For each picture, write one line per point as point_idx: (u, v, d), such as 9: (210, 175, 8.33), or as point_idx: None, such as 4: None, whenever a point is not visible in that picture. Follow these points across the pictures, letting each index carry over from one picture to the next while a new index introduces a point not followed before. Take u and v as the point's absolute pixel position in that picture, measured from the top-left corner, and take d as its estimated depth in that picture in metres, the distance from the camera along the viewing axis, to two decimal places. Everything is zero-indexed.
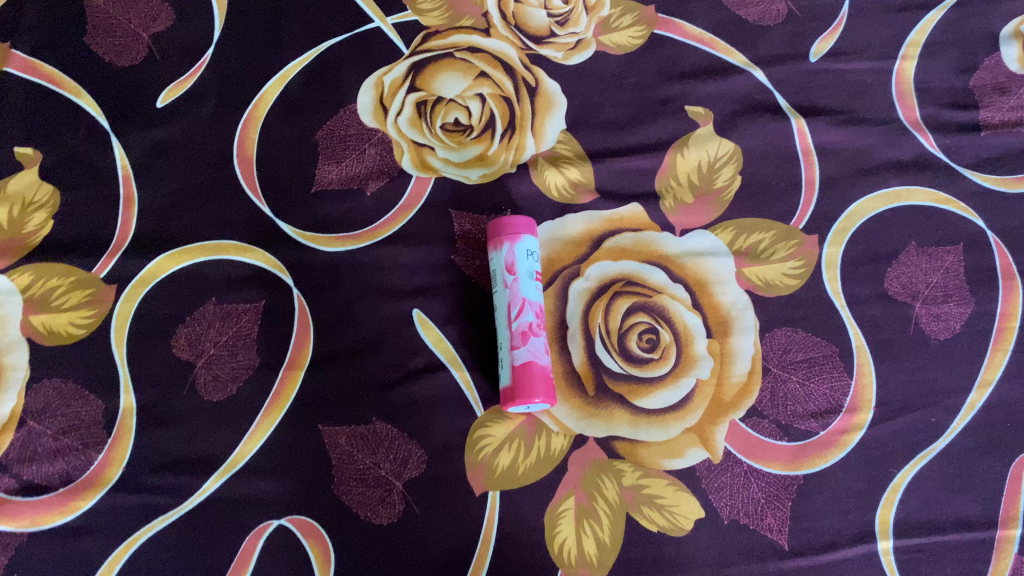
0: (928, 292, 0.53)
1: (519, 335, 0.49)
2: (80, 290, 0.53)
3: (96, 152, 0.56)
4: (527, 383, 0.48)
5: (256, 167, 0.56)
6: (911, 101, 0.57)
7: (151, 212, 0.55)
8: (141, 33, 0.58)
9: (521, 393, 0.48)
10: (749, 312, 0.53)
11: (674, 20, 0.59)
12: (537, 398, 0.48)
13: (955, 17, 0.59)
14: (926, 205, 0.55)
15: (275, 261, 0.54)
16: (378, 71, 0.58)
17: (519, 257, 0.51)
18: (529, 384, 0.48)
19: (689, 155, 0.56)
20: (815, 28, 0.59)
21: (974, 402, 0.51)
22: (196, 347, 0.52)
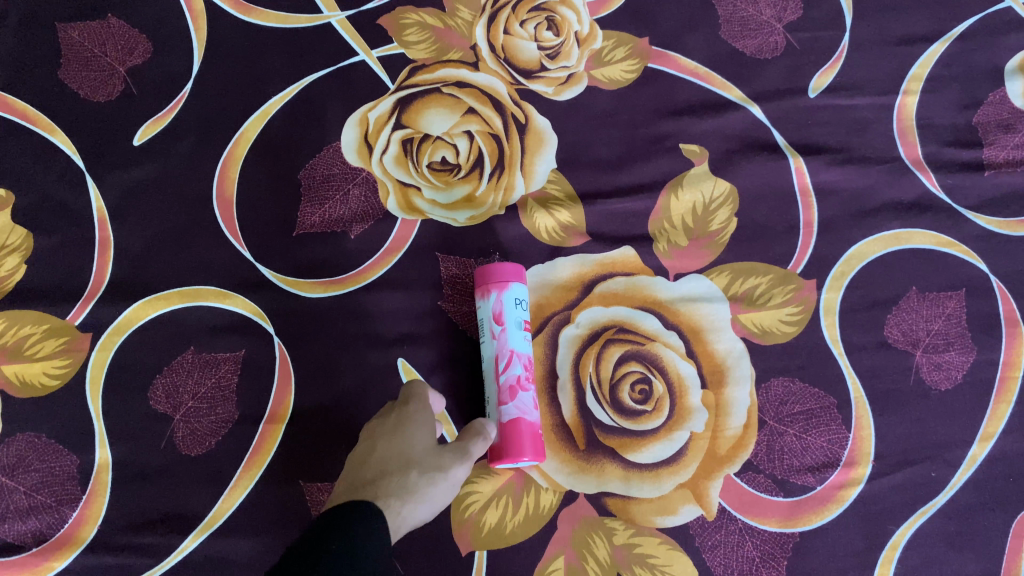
0: (929, 340, 0.52)
1: (507, 391, 0.47)
2: (54, 339, 0.51)
3: (71, 193, 0.54)
4: (515, 441, 0.46)
5: (236, 209, 0.54)
6: (913, 138, 0.56)
7: (128, 256, 0.53)
8: (116, 66, 0.56)
9: (509, 452, 0.46)
10: (744, 361, 0.52)
11: (668, 53, 0.57)
12: (525, 456, 0.46)
13: (959, 50, 0.57)
14: (927, 248, 0.53)
15: (255, 307, 0.52)
16: (362, 107, 0.56)
17: (507, 306, 0.49)
18: (517, 444, 0.46)
19: (683, 196, 0.54)
20: (813, 62, 0.57)
21: (976, 456, 0.50)
22: (174, 399, 0.50)
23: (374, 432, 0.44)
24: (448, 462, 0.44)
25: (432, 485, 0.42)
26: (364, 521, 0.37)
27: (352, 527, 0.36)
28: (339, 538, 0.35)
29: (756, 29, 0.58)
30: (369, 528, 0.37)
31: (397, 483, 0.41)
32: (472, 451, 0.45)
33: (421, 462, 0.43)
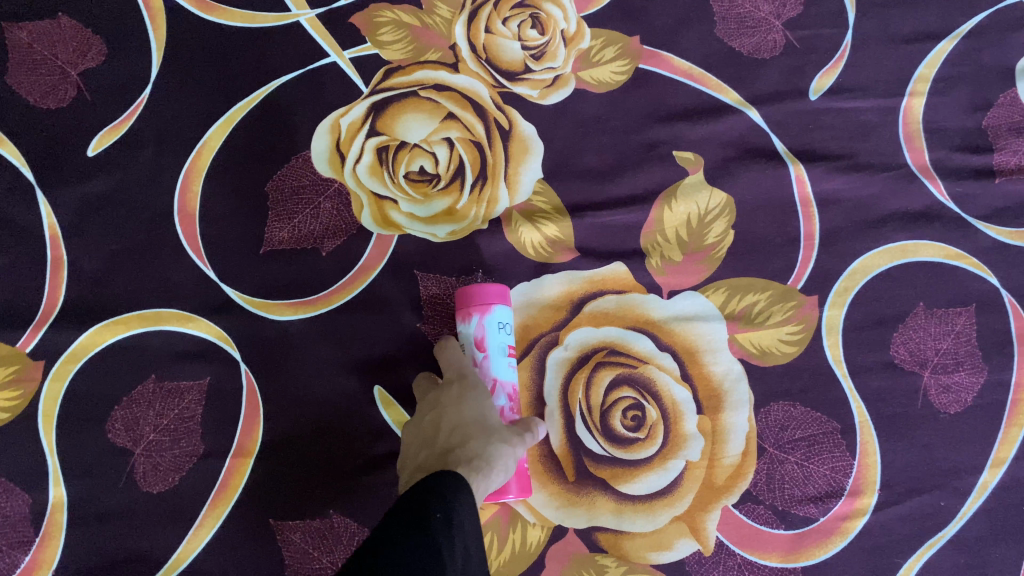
0: (937, 360, 0.49)
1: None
2: (3, 368, 0.48)
3: (21, 208, 0.50)
4: None
5: (199, 225, 0.50)
6: (920, 144, 0.52)
7: (82, 277, 0.49)
8: (69, 70, 0.53)
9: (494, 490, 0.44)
10: (743, 384, 0.49)
11: (660, 53, 0.54)
12: (511, 494, 0.44)
13: (968, 48, 0.54)
14: (935, 261, 0.50)
15: (220, 331, 0.49)
16: (334, 112, 0.52)
17: (487, 334, 0.45)
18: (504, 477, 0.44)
19: (677, 208, 0.51)
20: (814, 62, 0.54)
21: (987, 483, 0.47)
22: (134, 432, 0.47)
23: (439, 401, 0.44)
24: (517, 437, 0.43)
25: (509, 455, 0.41)
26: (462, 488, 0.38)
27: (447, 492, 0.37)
28: (438, 504, 0.36)
29: (753, 26, 0.54)
30: (463, 496, 0.37)
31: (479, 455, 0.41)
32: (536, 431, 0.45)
33: (493, 433, 0.42)
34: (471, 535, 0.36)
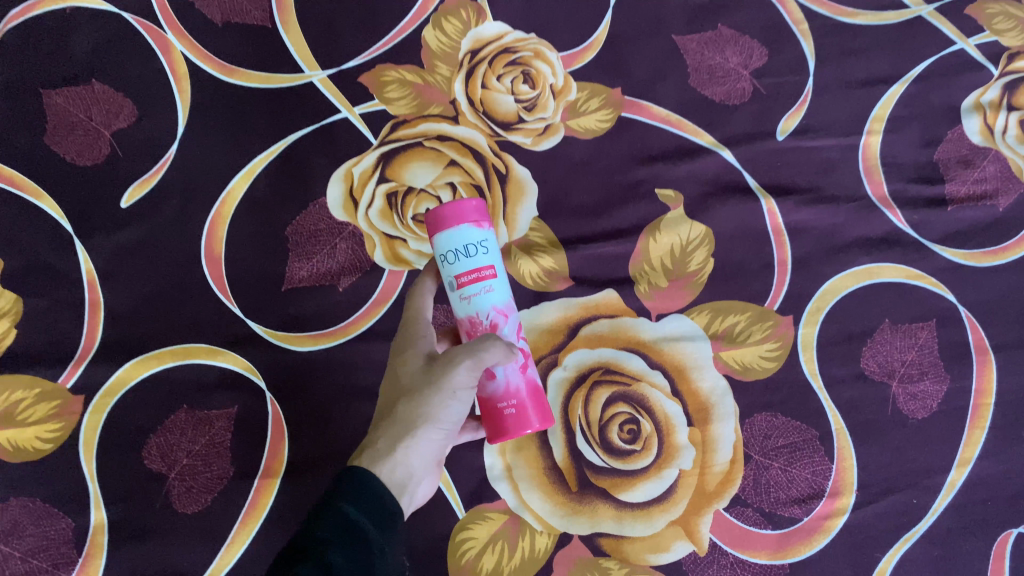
0: (904, 370, 0.53)
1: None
2: (46, 403, 0.51)
3: (59, 256, 0.55)
4: (517, 415, 0.43)
5: (225, 266, 0.55)
6: (878, 176, 0.58)
7: (117, 317, 0.54)
8: (103, 131, 0.58)
9: (515, 428, 0.43)
10: (728, 398, 0.53)
11: (640, 102, 0.59)
12: (533, 425, 0.44)
13: (917, 91, 0.60)
14: (897, 281, 0.56)
15: (247, 363, 0.53)
16: (346, 162, 0.57)
17: (441, 263, 0.43)
18: (501, 422, 0.43)
19: (661, 239, 0.56)
20: (779, 106, 0.59)
21: (955, 481, 0.51)
22: (168, 457, 0.50)
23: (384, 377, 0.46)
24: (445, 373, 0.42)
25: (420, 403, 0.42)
26: (352, 497, 0.38)
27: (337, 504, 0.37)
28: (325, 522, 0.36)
29: (723, 76, 0.60)
30: (355, 503, 0.38)
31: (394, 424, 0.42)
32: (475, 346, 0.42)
33: (414, 385, 0.43)
34: (369, 537, 0.36)
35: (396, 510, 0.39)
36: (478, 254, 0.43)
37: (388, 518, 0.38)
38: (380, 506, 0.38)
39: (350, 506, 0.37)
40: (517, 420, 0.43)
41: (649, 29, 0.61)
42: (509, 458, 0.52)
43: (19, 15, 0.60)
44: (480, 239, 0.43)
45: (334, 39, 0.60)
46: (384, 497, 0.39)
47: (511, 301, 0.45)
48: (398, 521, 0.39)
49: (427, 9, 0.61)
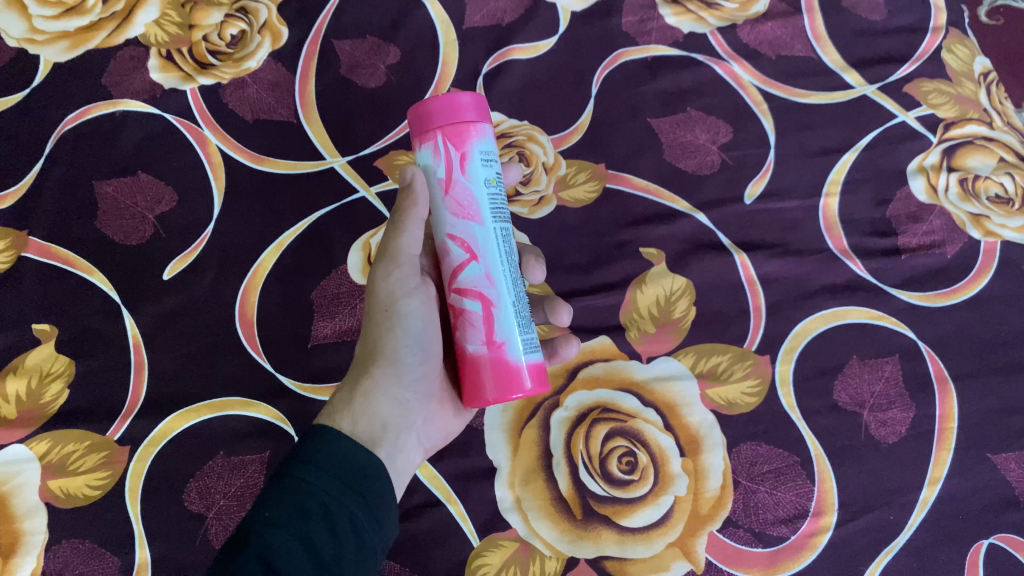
0: (873, 400, 0.59)
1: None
2: (95, 453, 0.57)
3: (109, 324, 0.61)
4: (505, 374, 0.43)
5: (257, 328, 0.61)
6: (838, 231, 0.65)
7: (160, 376, 0.60)
8: (147, 214, 0.65)
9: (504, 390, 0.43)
10: (716, 430, 0.58)
11: (623, 174, 0.67)
12: (523, 385, 0.44)
13: (867, 158, 0.68)
14: (862, 321, 0.62)
15: (278, 413, 0.58)
16: (364, 234, 0.64)
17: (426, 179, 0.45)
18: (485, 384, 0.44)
19: (647, 291, 0.63)
20: (746, 174, 0.67)
21: (927, 498, 0.56)
22: (207, 499, 0.55)
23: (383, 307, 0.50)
24: (375, 294, 0.47)
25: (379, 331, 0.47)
26: (311, 467, 0.41)
27: (297, 479, 0.40)
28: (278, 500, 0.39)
29: (695, 151, 0.68)
30: (312, 476, 0.40)
31: (356, 371, 0.48)
32: (381, 260, 0.46)
33: (374, 312, 0.47)
34: (324, 502, 0.39)
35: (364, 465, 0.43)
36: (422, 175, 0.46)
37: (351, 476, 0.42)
38: (342, 467, 0.42)
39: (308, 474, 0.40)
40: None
41: (627, 114, 0.70)
42: (518, 491, 0.57)
43: (76, 118, 0.68)
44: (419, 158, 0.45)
45: (351, 130, 0.69)
46: (349, 458, 0.42)
47: (445, 241, 0.44)
48: (366, 476, 0.42)
49: None
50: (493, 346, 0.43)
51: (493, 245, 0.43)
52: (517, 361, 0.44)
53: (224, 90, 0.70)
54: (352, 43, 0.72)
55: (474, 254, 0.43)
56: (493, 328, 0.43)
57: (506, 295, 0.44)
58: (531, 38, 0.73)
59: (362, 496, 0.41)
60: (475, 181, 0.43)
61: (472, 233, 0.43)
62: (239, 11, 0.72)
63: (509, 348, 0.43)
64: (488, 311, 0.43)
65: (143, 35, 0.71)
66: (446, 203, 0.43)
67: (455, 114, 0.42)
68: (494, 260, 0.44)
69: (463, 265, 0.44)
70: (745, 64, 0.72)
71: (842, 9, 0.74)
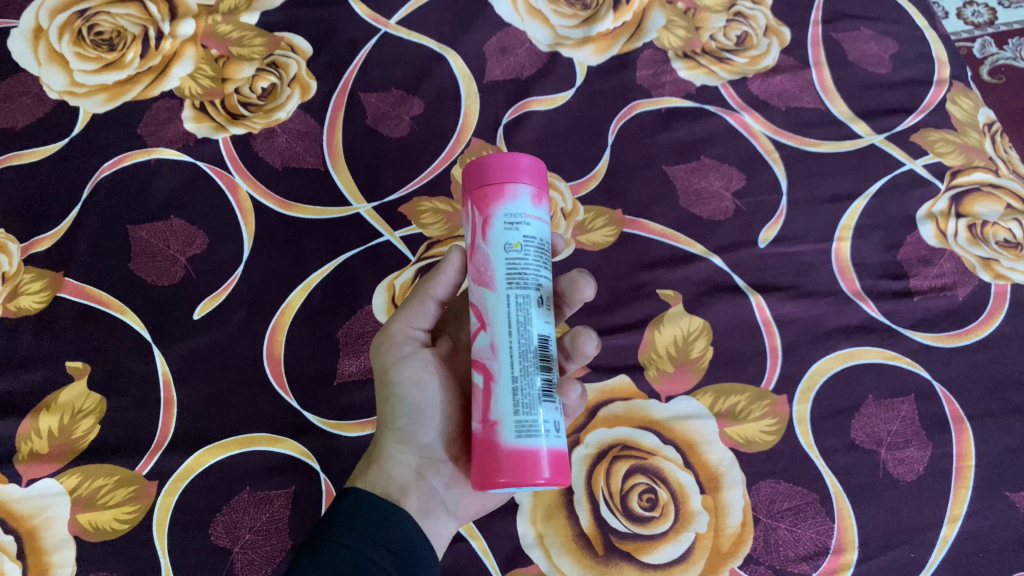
0: (890, 439, 0.60)
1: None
2: (124, 488, 0.58)
3: (141, 362, 0.63)
4: (504, 463, 0.41)
5: (284, 366, 0.63)
6: (851, 274, 0.67)
7: (189, 413, 0.61)
8: (179, 256, 0.67)
9: (501, 478, 0.40)
10: (735, 468, 0.59)
11: (639, 219, 0.69)
12: (519, 478, 0.40)
13: (877, 204, 0.70)
14: (876, 361, 0.63)
15: (303, 449, 0.59)
16: (389, 276, 0.66)
17: None
18: (485, 468, 0.41)
19: (665, 332, 0.64)
20: (759, 220, 0.69)
21: (947, 536, 0.56)
22: (233, 533, 0.56)
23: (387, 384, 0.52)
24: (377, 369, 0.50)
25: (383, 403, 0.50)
26: (343, 527, 0.43)
27: (326, 540, 0.42)
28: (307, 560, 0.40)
29: (709, 197, 0.70)
30: (341, 537, 0.42)
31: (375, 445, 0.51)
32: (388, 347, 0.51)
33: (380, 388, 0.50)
34: (359, 559, 0.41)
35: (394, 526, 0.44)
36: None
37: (381, 534, 0.43)
38: (373, 529, 0.43)
39: (341, 534, 0.42)
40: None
41: (643, 162, 0.72)
42: (540, 527, 0.57)
43: (112, 166, 0.71)
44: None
45: (376, 177, 0.71)
46: (379, 520, 0.44)
47: (472, 309, 0.45)
48: (397, 534, 0.44)
49: (454, 152, 0.72)
50: (488, 426, 0.42)
51: (503, 315, 0.42)
52: (504, 444, 0.41)
53: (254, 139, 0.72)
54: (378, 96, 0.75)
55: (485, 323, 0.43)
56: (492, 406, 0.42)
57: (508, 369, 0.42)
58: (550, 91, 0.76)
59: (396, 554, 0.43)
60: (492, 245, 0.43)
61: (485, 301, 0.43)
62: (270, 65, 0.76)
63: (503, 429, 0.41)
64: (488, 385, 0.42)
65: (178, 88, 0.75)
66: (472, 271, 0.44)
67: (493, 176, 0.43)
68: (506, 336, 0.42)
69: (478, 333, 0.43)
70: (756, 115, 0.74)
71: (849, 64, 0.77)
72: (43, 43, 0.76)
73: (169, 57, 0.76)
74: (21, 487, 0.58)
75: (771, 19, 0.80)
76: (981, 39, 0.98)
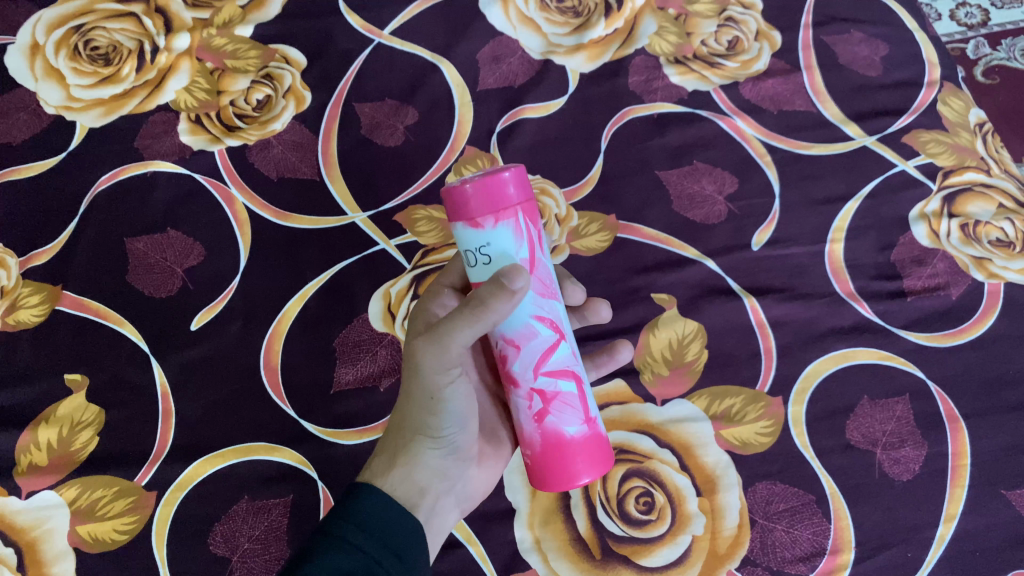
0: (885, 439, 0.60)
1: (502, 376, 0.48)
2: (123, 498, 0.58)
3: (139, 373, 0.63)
4: (607, 448, 0.47)
5: (281, 375, 0.63)
6: (845, 276, 0.67)
7: (187, 423, 0.61)
8: (176, 267, 0.68)
9: (609, 460, 0.47)
10: (731, 469, 0.59)
11: (633, 224, 0.70)
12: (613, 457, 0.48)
13: (870, 206, 0.70)
14: (871, 361, 0.63)
15: (301, 457, 0.60)
16: (384, 284, 0.66)
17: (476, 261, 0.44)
18: (596, 458, 0.46)
19: (659, 335, 0.65)
20: (753, 223, 0.70)
21: (943, 535, 0.56)
22: (231, 542, 0.56)
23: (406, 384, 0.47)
24: (422, 381, 0.45)
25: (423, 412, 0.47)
26: (355, 526, 0.43)
27: (338, 536, 0.42)
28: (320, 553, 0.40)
29: (702, 201, 0.71)
30: (353, 537, 0.42)
31: (398, 446, 0.49)
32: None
33: (420, 398, 0.46)
34: (368, 562, 0.41)
35: (402, 532, 0.45)
36: (476, 260, 0.44)
37: (390, 541, 0.44)
38: (383, 533, 0.44)
39: (354, 535, 0.42)
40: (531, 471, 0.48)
41: (636, 167, 0.72)
42: (537, 532, 0.58)
43: (110, 179, 0.72)
44: (483, 244, 0.43)
45: (371, 186, 0.72)
46: (390, 525, 0.44)
47: (531, 323, 0.45)
48: (404, 542, 0.44)
49: (449, 160, 0.73)
50: (593, 422, 0.47)
51: (568, 325, 0.47)
52: (602, 432, 0.47)
53: (250, 151, 0.73)
54: (372, 106, 0.76)
55: (561, 333, 0.46)
56: (587, 404, 0.47)
57: (582, 370, 0.48)
58: (542, 98, 0.76)
59: (403, 562, 0.43)
60: (547, 261, 0.46)
61: (557, 312, 0.46)
62: (264, 77, 0.77)
63: (598, 421, 0.48)
64: (580, 388, 0.47)
65: (174, 101, 0.75)
66: (533, 284, 0.45)
67: (530, 191, 0.44)
68: (572, 339, 0.48)
69: (553, 343, 0.46)
70: (748, 119, 0.75)
71: (840, 66, 0.78)
72: (40, 59, 0.77)
73: (164, 71, 0.77)
74: (21, 499, 0.58)
75: (762, 23, 0.80)
76: (974, 40, 0.98)
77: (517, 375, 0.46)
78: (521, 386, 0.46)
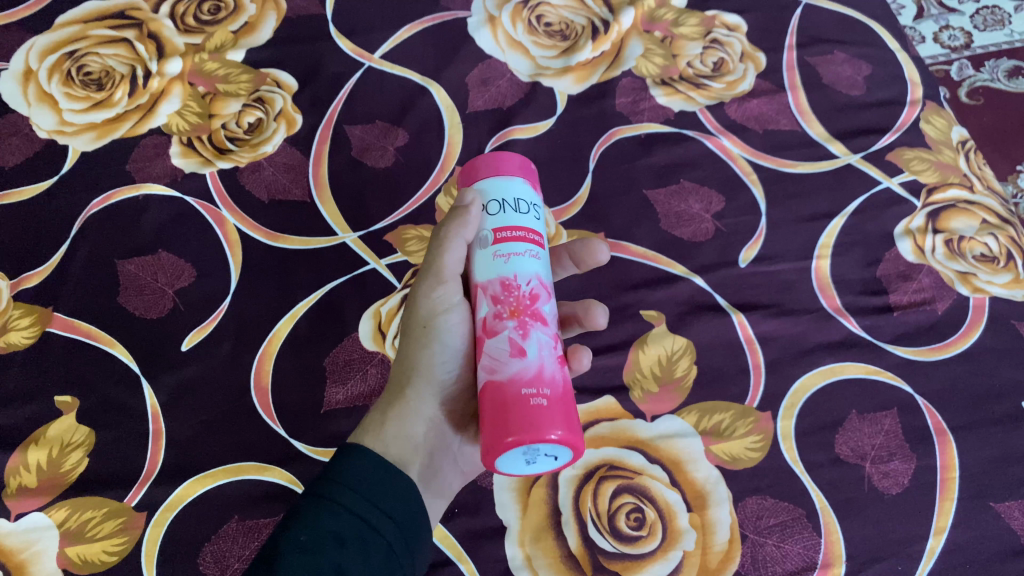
0: (874, 453, 0.60)
1: (508, 309, 0.43)
2: (113, 519, 0.58)
3: (130, 394, 0.63)
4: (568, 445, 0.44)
5: (271, 395, 0.63)
6: (831, 291, 0.68)
7: (177, 444, 0.61)
8: (167, 288, 0.68)
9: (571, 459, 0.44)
10: (721, 485, 0.59)
11: (621, 242, 0.70)
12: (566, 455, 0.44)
13: (856, 222, 0.71)
14: (858, 376, 0.63)
15: (292, 476, 0.60)
16: (375, 303, 0.67)
17: (525, 208, 0.46)
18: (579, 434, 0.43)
19: (649, 351, 0.65)
20: (739, 240, 0.70)
21: (933, 548, 0.56)
22: (222, 562, 0.56)
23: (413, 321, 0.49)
24: (422, 310, 0.48)
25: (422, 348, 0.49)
26: (345, 487, 0.42)
27: (329, 500, 0.41)
28: (308, 522, 0.40)
29: (689, 219, 0.71)
30: (344, 498, 0.42)
31: (392, 392, 0.50)
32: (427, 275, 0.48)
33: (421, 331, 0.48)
34: (360, 527, 0.41)
35: (400, 490, 0.44)
36: (528, 211, 0.46)
37: (382, 497, 0.43)
38: (378, 491, 0.43)
39: (345, 497, 0.42)
40: (548, 412, 0.40)
41: (624, 187, 0.73)
42: (528, 549, 0.58)
43: (102, 202, 0.72)
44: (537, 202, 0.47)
45: (361, 207, 0.72)
46: (381, 479, 0.44)
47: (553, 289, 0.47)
48: (394, 494, 0.44)
49: (439, 180, 0.74)
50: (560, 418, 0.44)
51: None
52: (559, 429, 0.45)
53: (241, 173, 0.73)
54: (363, 128, 0.77)
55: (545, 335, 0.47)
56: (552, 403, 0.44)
57: None
58: (531, 120, 0.77)
59: (396, 519, 0.43)
60: None
61: None
62: (255, 101, 0.77)
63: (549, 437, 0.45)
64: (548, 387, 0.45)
65: (166, 125, 0.76)
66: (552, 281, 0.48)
67: None
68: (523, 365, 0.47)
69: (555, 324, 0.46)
70: (734, 138, 0.76)
71: (824, 86, 0.79)
72: (33, 84, 0.78)
73: (157, 95, 0.77)
74: (9, 521, 0.58)
75: (747, 46, 0.82)
76: (958, 62, 0.99)
77: (546, 314, 0.44)
78: (549, 326, 0.44)
